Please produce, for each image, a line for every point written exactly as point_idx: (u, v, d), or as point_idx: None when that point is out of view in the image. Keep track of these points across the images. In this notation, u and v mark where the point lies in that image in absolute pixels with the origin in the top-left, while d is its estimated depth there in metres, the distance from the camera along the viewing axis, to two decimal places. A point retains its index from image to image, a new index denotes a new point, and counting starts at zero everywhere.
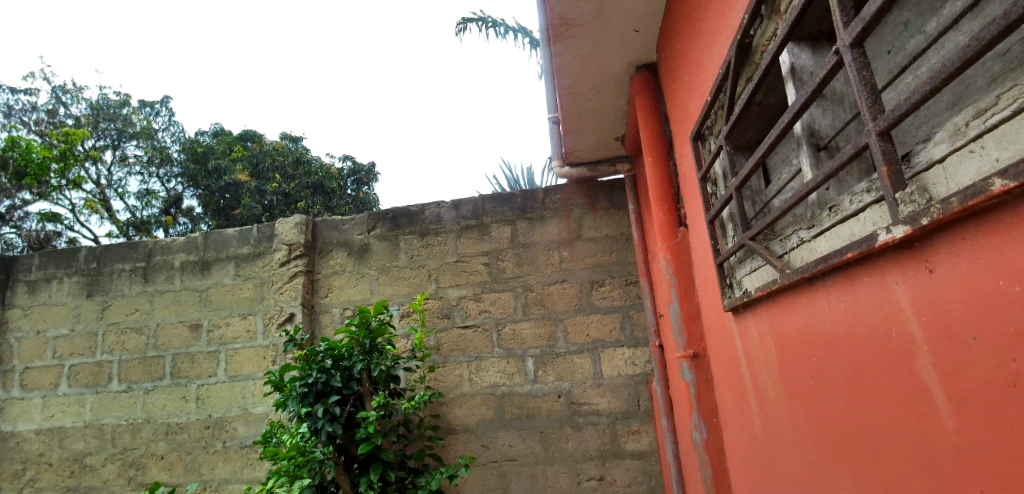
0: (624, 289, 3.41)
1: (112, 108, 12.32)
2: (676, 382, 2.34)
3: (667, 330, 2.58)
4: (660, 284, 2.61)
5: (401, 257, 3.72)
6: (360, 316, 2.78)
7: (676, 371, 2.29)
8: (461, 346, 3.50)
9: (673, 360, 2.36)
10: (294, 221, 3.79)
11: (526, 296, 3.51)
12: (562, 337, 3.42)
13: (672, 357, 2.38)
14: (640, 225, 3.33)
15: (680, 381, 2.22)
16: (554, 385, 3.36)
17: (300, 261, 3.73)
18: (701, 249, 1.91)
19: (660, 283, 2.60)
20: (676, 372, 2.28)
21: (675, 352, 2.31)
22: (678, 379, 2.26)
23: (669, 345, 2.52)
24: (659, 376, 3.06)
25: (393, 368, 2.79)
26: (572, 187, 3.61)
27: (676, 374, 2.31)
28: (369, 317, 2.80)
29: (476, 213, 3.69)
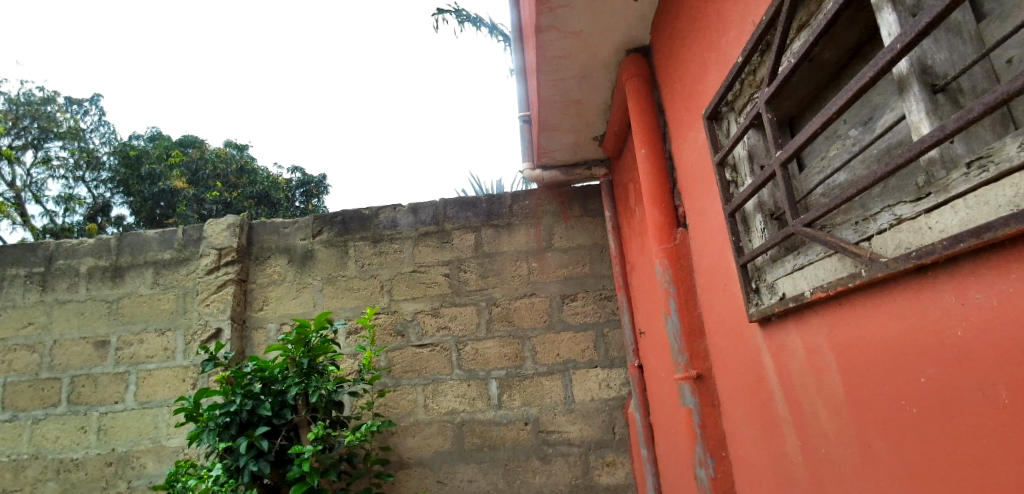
0: (598, 304, 3.11)
1: (35, 104, 11.16)
2: (667, 408, 2.03)
3: (653, 348, 2.27)
4: (646, 295, 2.32)
5: (350, 266, 3.30)
6: (298, 331, 2.34)
7: (668, 394, 1.97)
8: (415, 367, 3.10)
9: (663, 381, 2.05)
10: (227, 222, 3.31)
11: (490, 311, 3.16)
12: (530, 357, 3.07)
13: (662, 378, 2.07)
14: (617, 234, 3.04)
15: (674, 406, 1.91)
16: (520, 411, 3.00)
17: (231, 268, 3.24)
18: (710, 250, 1.61)
19: (647, 294, 2.31)
20: (668, 395, 1.97)
21: (666, 372, 2.00)
22: (670, 403, 1.95)
23: (657, 365, 2.21)
24: (638, 399, 2.75)
25: (335, 394, 2.36)
26: (542, 192, 3.31)
27: (668, 398, 2.00)
28: (308, 332, 2.36)
29: (436, 218, 3.33)
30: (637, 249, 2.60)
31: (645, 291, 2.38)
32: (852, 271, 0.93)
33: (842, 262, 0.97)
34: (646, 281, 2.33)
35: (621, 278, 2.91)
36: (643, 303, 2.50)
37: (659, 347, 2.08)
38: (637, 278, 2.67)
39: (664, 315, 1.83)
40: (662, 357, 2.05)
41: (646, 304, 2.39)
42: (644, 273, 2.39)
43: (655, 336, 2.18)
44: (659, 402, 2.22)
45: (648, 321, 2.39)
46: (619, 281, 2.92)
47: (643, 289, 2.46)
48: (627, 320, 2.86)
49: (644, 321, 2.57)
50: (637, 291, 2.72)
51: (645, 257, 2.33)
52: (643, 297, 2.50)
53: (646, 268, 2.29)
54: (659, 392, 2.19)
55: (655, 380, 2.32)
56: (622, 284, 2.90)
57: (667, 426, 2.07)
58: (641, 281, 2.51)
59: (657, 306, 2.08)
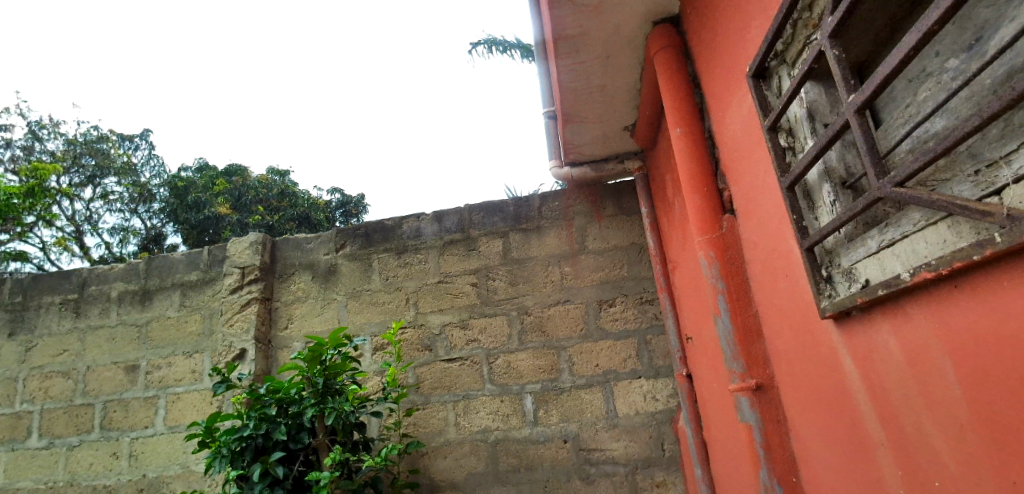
0: (639, 309, 2.85)
1: (91, 142, 11.75)
2: (723, 424, 1.76)
3: (703, 355, 2.01)
4: (692, 295, 2.07)
5: (374, 279, 3.16)
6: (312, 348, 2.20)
7: (724, 408, 1.71)
8: (445, 383, 2.91)
9: (717, 394, 1.79)
10: (249, 240, 3.21)
11: (522, 321, 2.95)
12: (566, 369, 2.84)
13: (716, 389, 1.81)
14: (655, 232, 2.78)
15: (732, 422, 1.64)
16: (558, 428, 2.76)
17: (254, 286, 3.15)
18: (766, 237, 1.36)
19: (693, 294, 2.06)
20: (724, 409, 1.71)
21: (720, 382, 1.74)
22: (728, 419, 1.69)
23: (708, 374, 1.95)
24: (688, 412, 2.48)
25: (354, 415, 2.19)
26: (572, 192, 3.09)
27: (724, 412, 1.73)
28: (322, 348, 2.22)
29: (461, 225, 3.15)
30: (678, 246, 2.35)
31: (690, 291, 2.13)
32: (979, 237, 0.69)
33: (956, 230, 0.73)
34: (690, 280, 2.07)
35: (662, 279, 2.65)
36: (690, 306, 2.24)
37: (710, 354, 1.82)
38: (681, 278, 2.42)
39: (713, 317, 1.58)
40: (714, 365, 1.79)
41: (692, 306, 2.13)
42: (688, 271, 2.14)
43: (704, 341, 1.92)
44: (713, 417, 1.95)
45: (695, 325, 2.13)
46: (660, 282, 2.67)
47: (688, 289, 2.21)
48: (672, 325, 2.59)
49: (691, 325, 2.31)
50: (681, 293, 2.47)
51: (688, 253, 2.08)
52: (688, 298, 2.25)
53: (690, 265, 2.03)
54: (713, 406, 1.93)
55: (707, 391, 2.06)
56: (664, 285, 2.64)
57: (724, 445, 1.80)
58: (686, 280, 2.26)
59: (704, 307, 1.83)
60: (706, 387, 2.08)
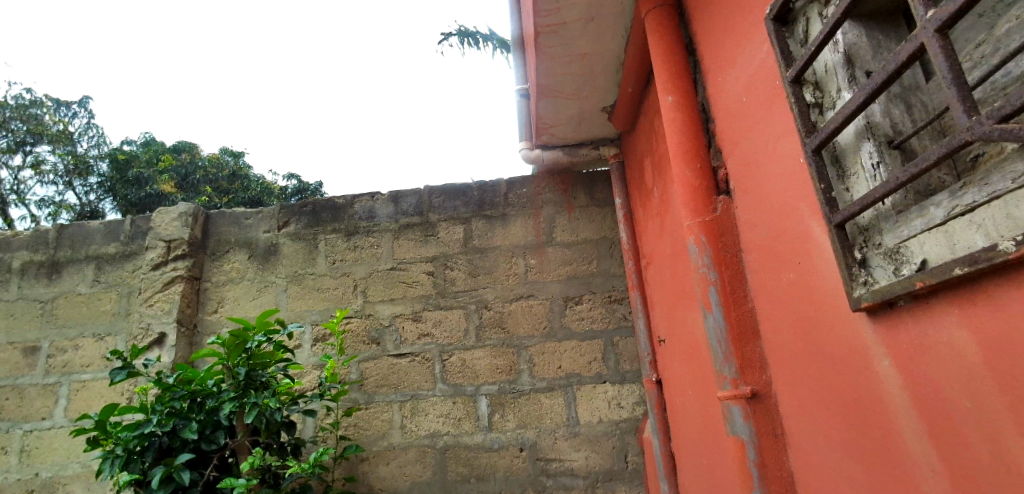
0: (607, 308, 2.65)
1: (24, 108, 10.88)
2: (705, 435, 1.56)
3: (682, 359, 1.81)
4: (673, 291, 1.87)
5: (319, 262, 2.85)
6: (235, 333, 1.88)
7: (709, 418, 1.50)
8: (391, 380, 2.63)
9: (700, 401, 1.58)
10: (177, 211, 2.86)
11: (480, 316, 2.70)
12: (526, 369, 2.60)
13: (698, 397, 1.61)
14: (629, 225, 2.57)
15: (719, 434, 1.44)
16: (514, 434, 2.52)
17: (181, 263, 2.79)
18: (773, 218, 1.15)
19: (674, 290, 1.85)
20: (709, 418, 1.50)
21: (705, 389, 1.53)
22: (713, 430, 1.48)
23: (687, 379, 1.75)
24: (656, 419, 2.28)
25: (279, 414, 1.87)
26: (542, 179, 2.87)
27: (708, 422, 1.52)
28: (247, 335, 1.90)
29: (420, 208, 2.89)
30: (656, 239, 2.15)
31: (670, 288, 1.92)
32: None
33: None
34: (672, 275, 1.86)
35: (634, 275, 2.45)
36: (667, 305, 2.04)
37: (694, 356, 1.61)
38: (656, 273, 2.23)
39: (702, 312, 1.37)
40: (697, 369, 1.59)
41: (672, 304, 1.93)
42: (669, 264, 1.93)
43: (686, 343, 1.71)
44: (690, 427, 1.75)
45: (673, 325, 1.93)
46: (631, 279, 2.46)
47: (666, 285, 2.01)
48: (642, 325, 2.40)
49: (665, 325, 2.12)
50: (654, 289, 2.27)
51: (670, 245, 1.88)
52: (665, 294, 2.06)
53: (673, 257, 1.83)
54: (692, 415, 1.72)
55: (683, 398, 1.86)
56: (636, 282, 2.44)
57: (704, 460, 1.59)
58: (664, 276, 2.06)
59: (690, 304, 1.62)
60: (682, 393, 1.88)
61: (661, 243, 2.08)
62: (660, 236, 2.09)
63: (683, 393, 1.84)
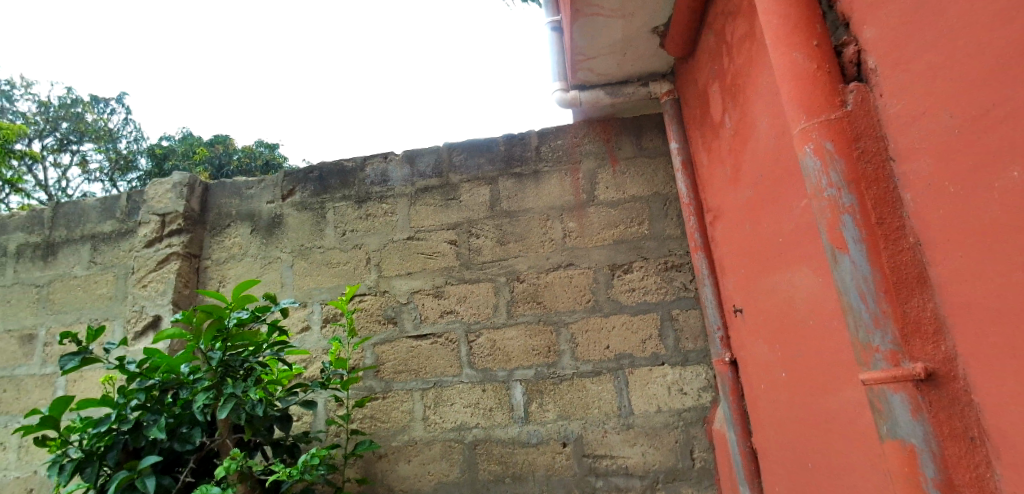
0: (662, 277, 2.21)
1: (65, 106, 11.04)
2: (831, 432, 1.13)
3: (778, 332, 1.37)
4: (764, 244, 1.43)
5: (327, 234, 2.50)
6: (201, 309, 1.54)
7: (841, 405, 1.08)
8: (411, 366, 2.28)
9: (820, 385, 1.15)
10: (172, 181, 2.56)
11: (511, 290, 2.30)
12: (567, 351, 2.20)
13: (813, 379, 1.18)
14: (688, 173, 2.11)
15: (863, 429, 1.01)
16: (556, 427, 2.13)
17: (176, 239, 2.50)
18: (974, 85, 0.70)
19: (766, 242, 1.41)
20: (842, 408, 1.08)
21: (830, 368, 1.10)
22: (851, 424, 1.05)
23: (788, 357, 1.31)
24: (731, 410, 1.83)
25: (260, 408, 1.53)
26: (580, 129, 2.44)
27: (836, 414, 1.10)
28: (219, 311, 1.56)
29: (439, 168, 2.50)
30: (728, 184, 1.70)
31: (757, 241, 1.48)
32: None
33: None
34: (762, 221, 1.42)
35: (696, 234, 2.00)
36: (749, 264, 1.59)
37: (808, 323, 1.18)
38: (728, 227, 1.77)
39: (829, 254, 0.94)
40: (815, 341, 1.15)
41: (758, 262, 1.48)
42: (753, 210, 1.48)
43: (789, 307, 1.27)
44: (794, 421, 1.32)
45: (761, 289, 1.49)
46: (692, 239, 2.01)
47: (749, 240, 1.56)
48: (709, 295, 1.95)
49: (744, 291, 1.68)
50: (726, 248, 1.82)
51: (756, 182, 1.43)
52: (746, 251, 1.61)
53: (763, 197, 1.38)
54: (796, 405, 1.29)
55: (776, 383, 1.42)
56: (699, 242, 1.99)
57: (825, 464, 1.17)
58: (744, 229, 1.61)
59: (798, 253, 1.18)
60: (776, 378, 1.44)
61: (736, 186, 1.62)
62: (735, 177, 1.64)
63: (778, 377, 1.40)
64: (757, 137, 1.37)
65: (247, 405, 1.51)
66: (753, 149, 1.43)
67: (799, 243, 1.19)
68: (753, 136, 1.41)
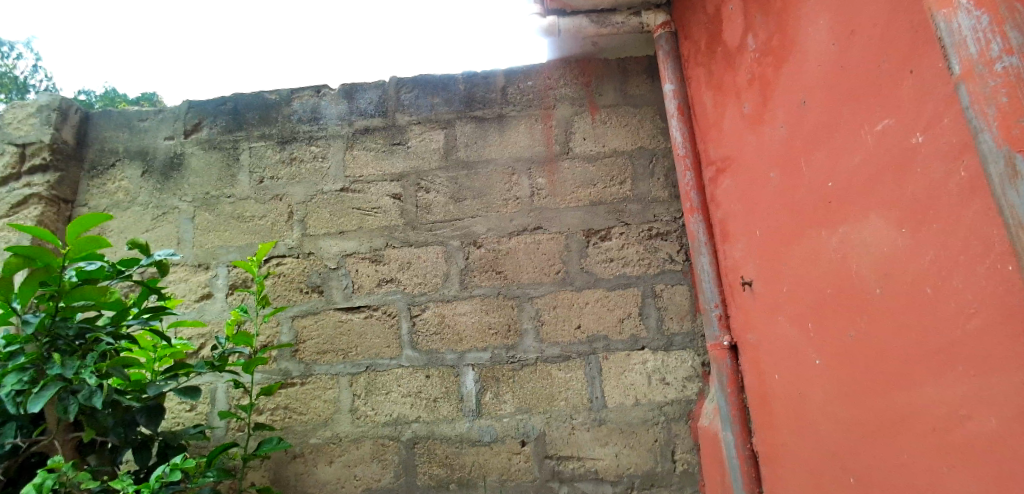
0: (645, 246, 1.87)
1: None
2: (948, 439, 0.82)
3: (844, 302, 1.05)
4: (820, 189, 1.09)
5: (240, 180, 2.02)
6: (19, 255, 1.12)
7: (974, 404, 0.77)
8: (338, 345, 1.86)
9: (940, 371, 0.82)
10: (36, 103, 2.01)
11: (466, 256, 1.90)
12: (531, 331, 1.83)
13: (921, 365, 0.86)
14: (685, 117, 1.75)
15: None
16: (513, 421, 1.77)
17: (39, 177, 1.96)
18: None
19: (824, 186, 1.08)
20: (977, 408, 0.76)
21: (968, 348, 0.78)
22: (997, 430, 0.74)
23: (856, 338, 1.02)
24: (728, 404, 1.51)
25: (95, 400, 1.11)
26: (555, 68, 2.05)
27: (962, 412, 0.79)
28: (48, 258, 1.14)
29: (384, 107, 2.05)
30: (751, 123, 1.36)
31: (805, 186, 1.14)
32: None
33: None
34: (820, 159, 1.08)
35: (693, 193, 1.66)
36: (779, 221, 1.26)
37: (919, 287, 0.86)
38: (741, 181, 1.44)
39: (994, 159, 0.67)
40: (935, 310, 0.83)
41: (804, 214, 1.15)
42: (801, 148, 1.15)
43: (878, 267, 0.95)
44: (867, 419, 1.01)
45: (805, 249, 1.16)
46: (687, 198, 1.68)
47: (784, 190, 1.23)
48: (706, 266, 1.62)
49: (761, 257, 1.35)
50: (734, 208, 1.49)
51: (814, 108, 1.09)
52: (774, 204, 1.28)
53: (833, 124, 1.04)
54: (874, 399, 0.98)
55: (830, 369, 1.10)
56: (696, 202, 1.65)
57: (931, 477, 0.87)
58: (773, 177, 1.28)
59: (913, 192, 0.85)
60: (826, 364, 1.12)
61: (766, 124, 1.29)
62: (763, 113, 1.30)
63: (834, 362, 1.09)
64: (830, 44, 1.04)
65: (79, 394, 1.11)
66: (815, 64, 1.09)
67: (912, 175, 0.85)
68: (820, 46, 1.07)
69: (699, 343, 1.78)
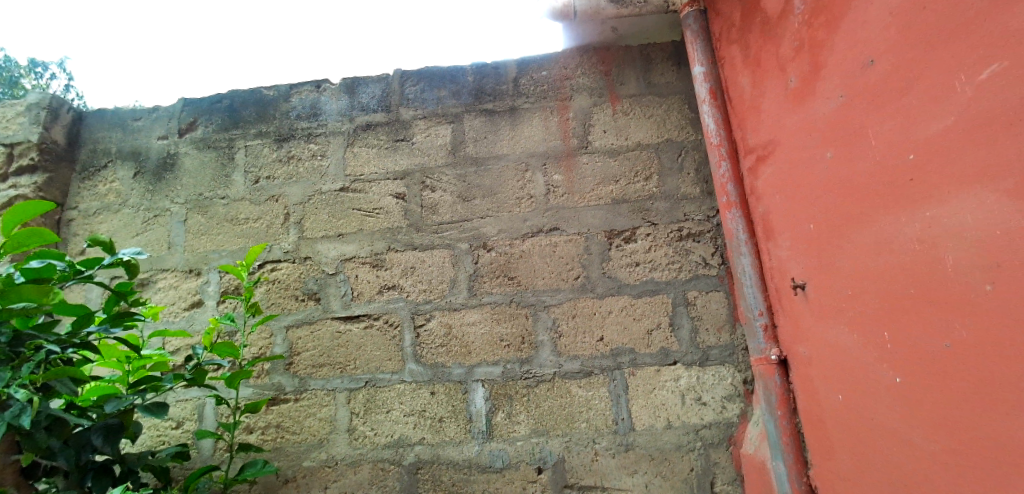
0: (675, 248, 1.68)
1: None
2: None
3: (937, 301, 0.84)
4: (898, 163, 0.90)
5: (235, 181, 1.89)
6: None
7: None
8: (335, 359, 1.69)
9: None
10: (25, 102, 1.92)
11: (475, 260, 1.73)
12: (547, 343, 1.64)
13: None
14: (717, 100, 1.55)
15: None
16: (528, 445, 1.57)
17: (26, 179, 1.86)
18: None
19: (904, 159, 0.88)
20: None
21: None
22: None
23: (958, 345, 0.81)
24: (778, 429, 1.30)
25: (24, 417, 0.99)
26: (572, 56, 1.88)
27: None
28: None
29: (387, 101, 1.90)
30: (800, 95, 1.17)
31: (877, 161, 0.94)
32: None
33: None
34: (899, 125, 0.89)
35: (729, 185, 1.46)
36: (840, 207, 1.06)
37: None
38: (787, 166, 1.24)
39: None
40: None
41: (877, 196, 0.95)
42: (872, 115, 0.95)
43: (989, 256, 0.75)
44: (978, 450, 0.79)
45: (877, 239, 0.96)
46: (723, 191, 1.48)
47: (846, 169, 1.03)
48: (746, 267, 1.41)
49: (816, 253, 1.14)
50: (779, 198, 1.29)
51: (891, 64, 0.90)
52: (833, 188, 1.08)
53: (918, 81, 0.85)
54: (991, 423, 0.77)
55: (919, 386, 0.89)
56: (733, 195, 1.45)
57: None
58: (831, 155, 1.07)
59: None
60: (910, 380, 0.91)
61: (819, 95, 1.10)
62: (816, 82, 1.11)
63: (925, 377, 0.88)
64: None
65: (8, 411, 1.00)
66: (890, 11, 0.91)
67: None
68: None
69: (738, 358, 1.57)
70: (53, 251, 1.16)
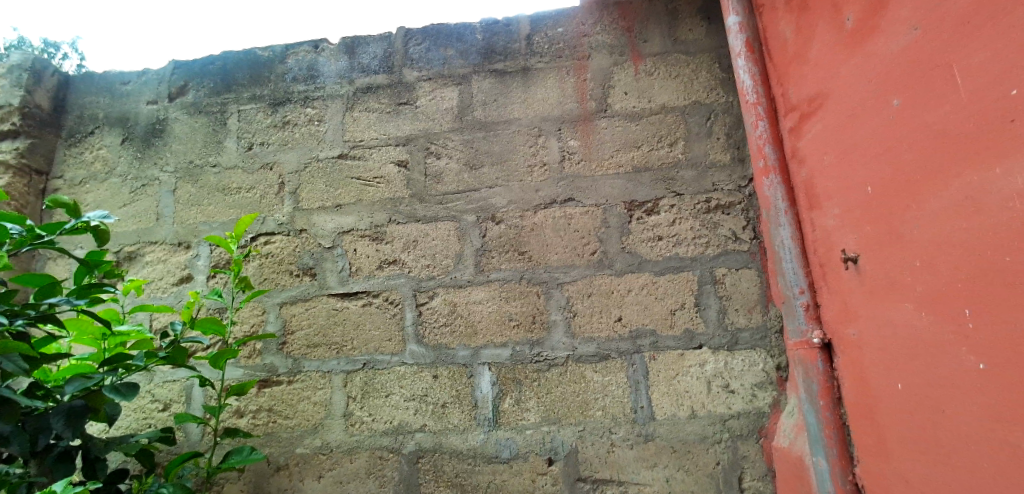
0: (702, 221, 1.52)
1: None
2: None
3: None
4: (996, 100, 0.74)
5: (227, 147, 1.77)
6: None
7: None
8: (331, 338, 1.57)
9: None
10: (8, 63, 1.80)
11: (482, 233, 1.59)
12: (560, 323, 1.50)
13: None
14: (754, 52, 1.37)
15: None
16: (538, 434, 1.44)
17: (8, 145, 1.75)
18: None
19: (1005, 94, 0.72)
20: None
21: None
22: None
23: None
24: (821, 422, 1.14)
25: None
26: (590, 11, 1.71)
27: None
28: None
29: (389, 62, 1.75)
30: (860, 35, 1.00)
31: (966, 101, 0.79)
32: None
33: None
34: (999, 53, 0.73)
35: (767, 147, 1.30)
36: (909, 162, 0.90)
37: None
38: (840, 121, 1.08)
39: None
40: None
41: (964, 143, 0.79)
42: (961, 45, 0.79)
43: None
44: None
45: (962, 196, 0.80)
46: (759, 155, 1.32)
47: (921, 116, 0.87)
48: (785, 239, 1.25)
49: (875, 219, 0.99)
50: (829, 159, 1.13)
51: None
52: (901, 141, 0.92)
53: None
54: None
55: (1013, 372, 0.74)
56: (771, 159, 1.29)
57: None
58: (901, 102, 0.92)
59: None
60: (999, 364, 0.76)
61: (887, 30, 0.94)
62: (882, 16, 0.95)
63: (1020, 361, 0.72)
64: None
65: None
66: None
67: None
68: None
69: (771, 342, 1.42)
70: (7, 213, 1.08)
